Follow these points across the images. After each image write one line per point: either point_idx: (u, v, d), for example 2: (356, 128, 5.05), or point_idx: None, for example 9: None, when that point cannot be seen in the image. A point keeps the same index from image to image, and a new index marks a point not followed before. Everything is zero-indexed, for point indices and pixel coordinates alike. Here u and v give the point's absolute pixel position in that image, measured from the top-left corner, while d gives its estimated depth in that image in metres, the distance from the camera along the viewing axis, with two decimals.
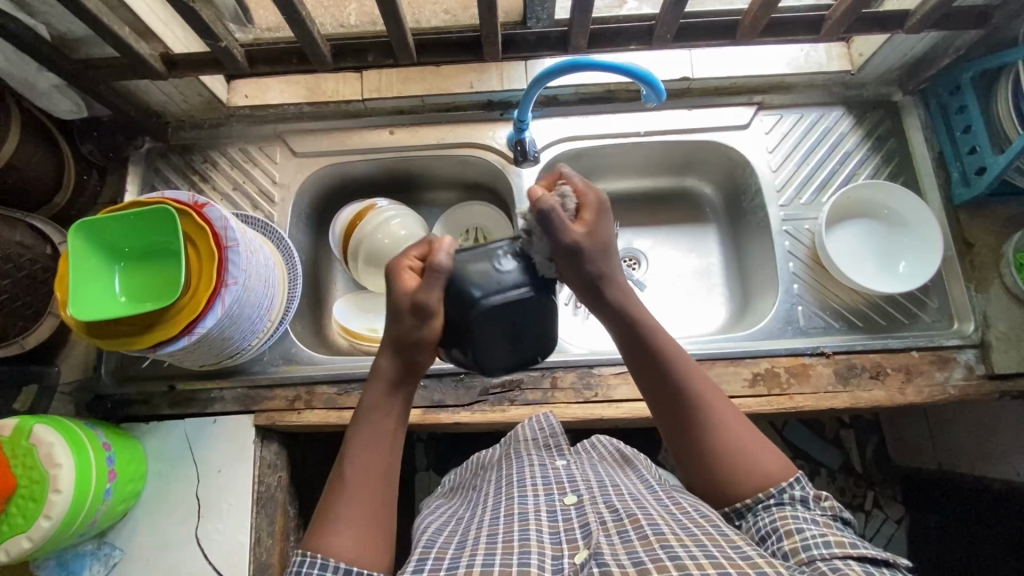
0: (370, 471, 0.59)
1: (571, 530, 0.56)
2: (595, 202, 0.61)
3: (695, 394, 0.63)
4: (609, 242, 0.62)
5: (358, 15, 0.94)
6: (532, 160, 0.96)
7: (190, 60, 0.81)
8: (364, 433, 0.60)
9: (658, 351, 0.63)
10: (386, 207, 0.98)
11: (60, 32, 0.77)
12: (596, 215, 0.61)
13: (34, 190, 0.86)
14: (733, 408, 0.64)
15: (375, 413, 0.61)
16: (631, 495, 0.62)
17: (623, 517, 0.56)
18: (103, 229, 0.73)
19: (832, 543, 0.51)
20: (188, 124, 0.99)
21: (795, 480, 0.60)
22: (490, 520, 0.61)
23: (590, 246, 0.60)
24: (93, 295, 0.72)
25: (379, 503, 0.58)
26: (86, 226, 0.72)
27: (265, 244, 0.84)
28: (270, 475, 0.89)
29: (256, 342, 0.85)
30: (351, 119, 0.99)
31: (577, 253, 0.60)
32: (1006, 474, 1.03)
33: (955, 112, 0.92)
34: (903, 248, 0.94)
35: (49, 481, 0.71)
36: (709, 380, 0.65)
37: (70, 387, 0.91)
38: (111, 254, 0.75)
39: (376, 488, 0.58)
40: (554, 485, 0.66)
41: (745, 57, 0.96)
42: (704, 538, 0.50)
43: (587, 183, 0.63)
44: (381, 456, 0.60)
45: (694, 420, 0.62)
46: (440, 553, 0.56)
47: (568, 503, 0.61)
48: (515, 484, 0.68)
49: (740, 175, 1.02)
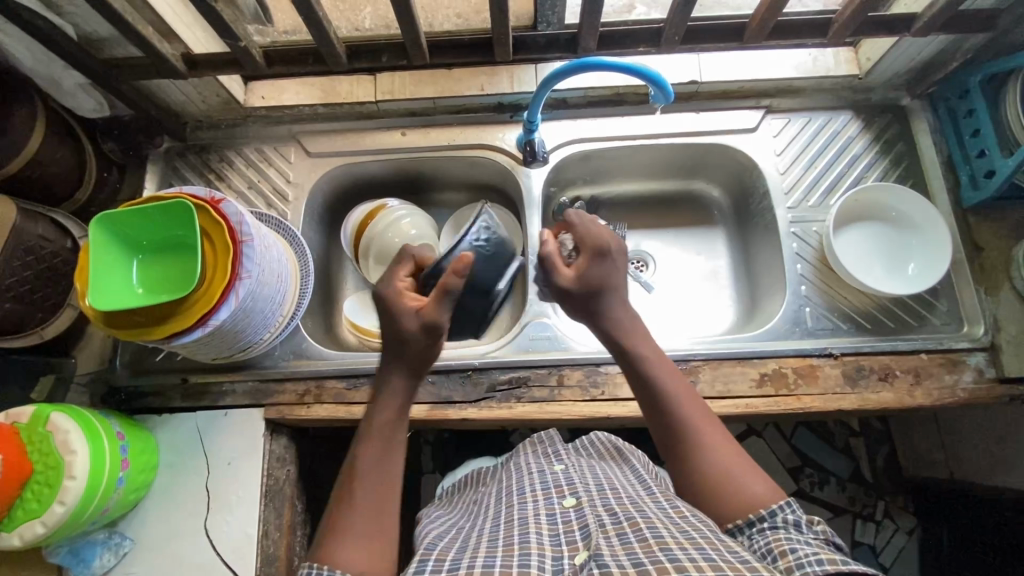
0: (374, 486, 0.59)
1: (570, 531, 0.56)
2: (592, 244, 0.69)
3: (683, 412, 0.64)
4: (600, 283, 0.68)
5: (372, 19, 0.96)
6: (540, 161, 0.99)
7: (210, 60, 0.84)
8: (366, 452, 0.60)
9: (649, 371, 0.66)
10: (397, 207, 1.01)
11: (86, 32, 0.79)
12: (592, 258, 0.69)
13: (56, 186, 0.88)
14: (727, 435, 0.63)
15: (380, 431, 0.62)
16: (630, 497, 0.61)
17: (623, 521, 0.55)
18: (122, 220, 0.75)
19: (824, 560, 0.48)
20: (206, 124, 1.02)
21: (785, 504, 0.57)
22: (490, 526, 0.61)
23: (582, 288, 0.68)
24: (112, 288, 0.74)
25: (384, 520, 0.57)
26: (106, 219, 0.74)
27: (278, 241, 0.86)
28: (279, 469, 0.90)
29: (268, 336, 0.87)
30: (364, 120, 1.02)
31: (569, 293, 0.68)
32: (1018, 483, 1.01)
33: (964, 115, 0.92)
34: (912, 251, 0.94)
35: (65, 466, 0.72)
36: (703, 404, 0.66)
37: (86, 379, 0.93)
38: (128, 248, 0.77)
39: (379, 500, 0.58)
40: (554, 489, 0.65)
41: (753, 61, 0.98)
42: (703, 542, 0.50)
43: (591, 225, 0.71)
44: (384, 470, 0.60)
45: (684, 440, 0.62)
46: (440, 556, 0.56)
47: (567, 506, 0.60)
48: (515, 492, 0.68)
49: (748, 178, 1.02)
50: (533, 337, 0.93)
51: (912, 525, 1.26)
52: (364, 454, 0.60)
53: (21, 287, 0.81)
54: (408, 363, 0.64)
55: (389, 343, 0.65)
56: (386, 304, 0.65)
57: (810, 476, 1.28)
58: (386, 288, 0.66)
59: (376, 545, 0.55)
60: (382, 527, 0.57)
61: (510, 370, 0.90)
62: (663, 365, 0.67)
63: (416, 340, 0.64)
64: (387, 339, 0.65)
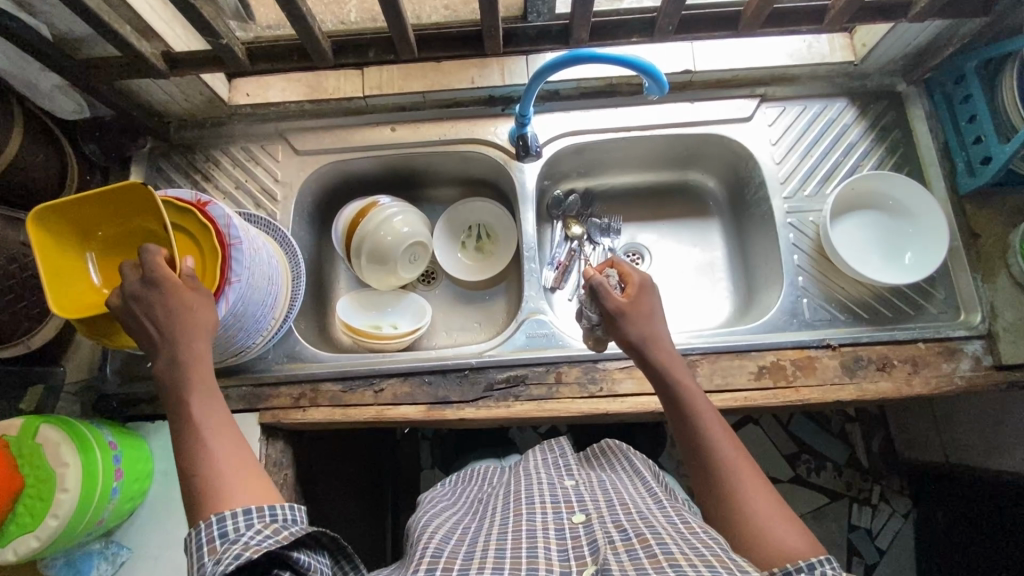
0: (222, 440, 0.60)
1: (579, 547, 0.56)
2: (640, 280, 0.76)
3: (719, 450, 0.64)
4: (653, 311, 0.75)
5: (358, 12, 0.93)
6: (535, 155, 0.98)
7: (192, 58, 0.81)
8: (200, 414, 0.61)
9: (686, 403, 0.68)
10: (389, 204, 0.99)
11: (62, 32, 0.76)
12: (640, 288, 0.75)
13: (40, 192, 0.86)
14: (760, 477, 0.63)
15: (198, 382, 0.62)
16: (640, 512, 0.60)
17: (632, 537, 0.54)
18: (71, 211, 0.70)
19: None
20: (190, 123, 1.00)
21: (823, 558, 0.53)
22: (498, 535, 0.59)
23: (632, 310, 0.73)
24: (69, 282, 0.70)
25: (247, 463, 0.59)
26: (47, 211, 0.68)
27: (268, 242, 0.85)
28: (276, 473, 0.89)
29: (261, 339, 0.85)
30: (352, 116, 0.99)
31: (622, 311, 0.73)
32: (1013, 467, 1.02)
33: (960, 101, 0.91)
34: (909, 240, 0.93)
35: (57, 480, 0.71)
36: (739, 444, 0.66)
37: (76, 387, 0.91)
38: (82, 234, 0.72)
39: (227, 448, 0.59)
40: (563, 504, 0.65)
41: (747, 49, 0.96)
42: (714, 560, 0.49)
43: (637, 268, 0.78)
44: (222, 420, 0.62)
45: (718, 476, 0.63)
46: (448, 563, 0.55)
47: (576, 522, 0.60)
48: (521, 502, 0.66)
49: (743, 167, 1.01)
50: (531, 335, 0.92)
51: (907, 508, 1.27)
52: (196, 415, 0.61)
53: (4, 296, 0.79)
54: (193, 320, 0.64)
55: (153, 326, 0.62)
56: (163, 287, 0.62)
57: (806, 462, 1.29)
58: (147, 278, 0.62)
59: (255, 484, 0.57)
60: (250, 468, 0.59)
61: (507, 368, 0.89)
62: (702, 402, 0.69)
63: (206, 312, 0.65)
64: (165, 327, 0.63)
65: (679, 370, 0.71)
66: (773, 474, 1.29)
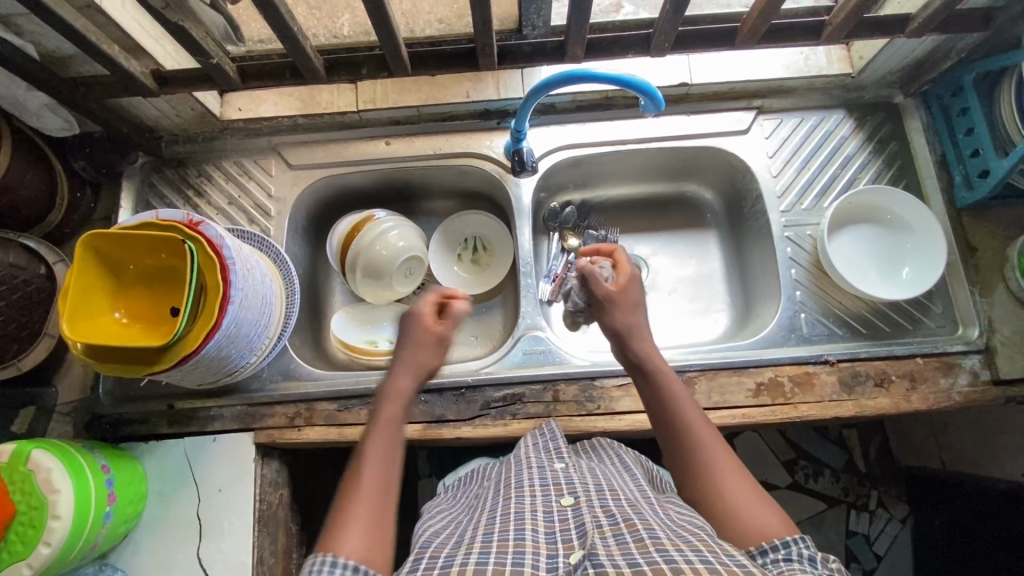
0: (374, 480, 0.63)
1: (567, 529, 0.55)
2: (629, 274, 0.81)
3: (695, 434, 0.65)
4: (638, 301, 0.78)
5: (351, 26, 0.92)
6: (530, 171, 0.92)
7: (183, 76, 0.80)
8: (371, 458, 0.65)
9: (663, 388, 0.69)
10: (386, 219, 0.98)
11: (49, 50, 0.75)
12: (629, 280, 0.80)
13: (25, 210, 0.85)
14: (737, 462, 0.63)
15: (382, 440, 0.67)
16: (629, 500, 0.60)
17: (619, 522, 0.54)
18: (109, 248, 0.71)
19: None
20: (182, 138, 0.99)
21: (799, 537, 0.53)
22: (488, 518, 0.59)
23: (616, 298, 0.78)
24: (87, 310, 0.70)
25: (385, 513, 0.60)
26: (100, 247, 0.71)
27: (261, 259, 0.84)
28: (271, 493, 0.88)
29: (254, 359, 0.84)
30: (346, 130, 0.99)
31: (605, 298, 0.78)
32: (1010, 476, 1.02)
33: (958, 114, 0.90)
34: (907, 254, 0.93)
35: (49, 507, 0.70)
36: (714, 430, 0.66)
37: (68, 408, 0.90)
38: (112, 268, 0.73)
39: (375, 490, 0.62)
40: (552, 486, 0.63)
41: (744, 62, 0.95)
42: (700, 545, 0.49)
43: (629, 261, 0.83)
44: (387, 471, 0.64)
45: (693, 459, 0.63)
46: (435, 552, 0.55)
47: (564, 505, 0.59)
48: (512, 485, 0.66)
49: (740, 180, 1.01)
50: (527, 352, 0.91)
51: (904, 513, 1.26)
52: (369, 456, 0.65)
53: None
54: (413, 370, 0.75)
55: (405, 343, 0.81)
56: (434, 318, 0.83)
57: (803, 469, 1.29)
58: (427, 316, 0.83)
59: (382, 537, 0.58)
60: (384, 525, 0.59)
61: (504, 387, 0.88)
62: (677, 386, 0.69)
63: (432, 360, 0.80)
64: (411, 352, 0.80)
65: (658, 360, 0.72)
66: (771, 481, 1.28)
